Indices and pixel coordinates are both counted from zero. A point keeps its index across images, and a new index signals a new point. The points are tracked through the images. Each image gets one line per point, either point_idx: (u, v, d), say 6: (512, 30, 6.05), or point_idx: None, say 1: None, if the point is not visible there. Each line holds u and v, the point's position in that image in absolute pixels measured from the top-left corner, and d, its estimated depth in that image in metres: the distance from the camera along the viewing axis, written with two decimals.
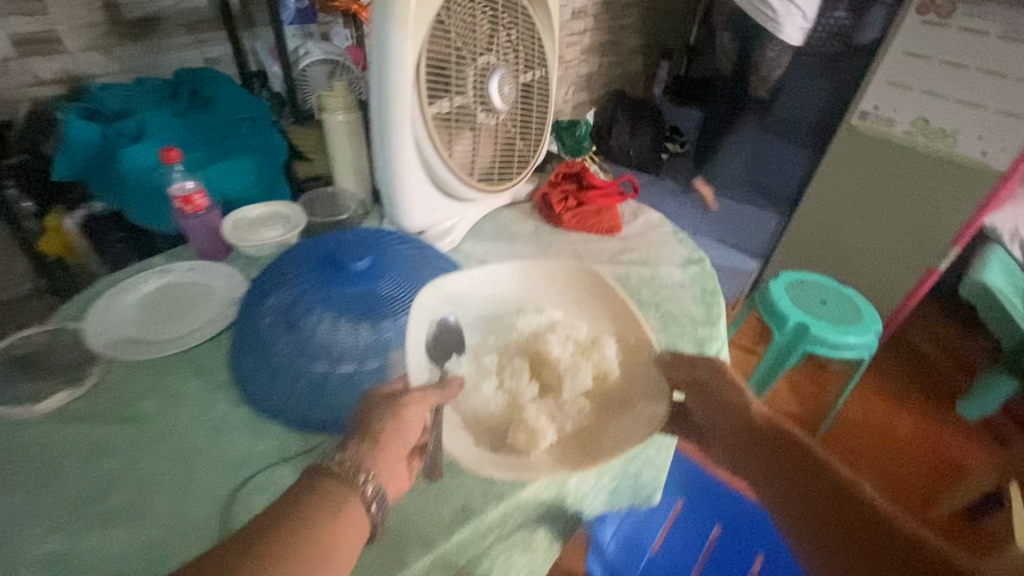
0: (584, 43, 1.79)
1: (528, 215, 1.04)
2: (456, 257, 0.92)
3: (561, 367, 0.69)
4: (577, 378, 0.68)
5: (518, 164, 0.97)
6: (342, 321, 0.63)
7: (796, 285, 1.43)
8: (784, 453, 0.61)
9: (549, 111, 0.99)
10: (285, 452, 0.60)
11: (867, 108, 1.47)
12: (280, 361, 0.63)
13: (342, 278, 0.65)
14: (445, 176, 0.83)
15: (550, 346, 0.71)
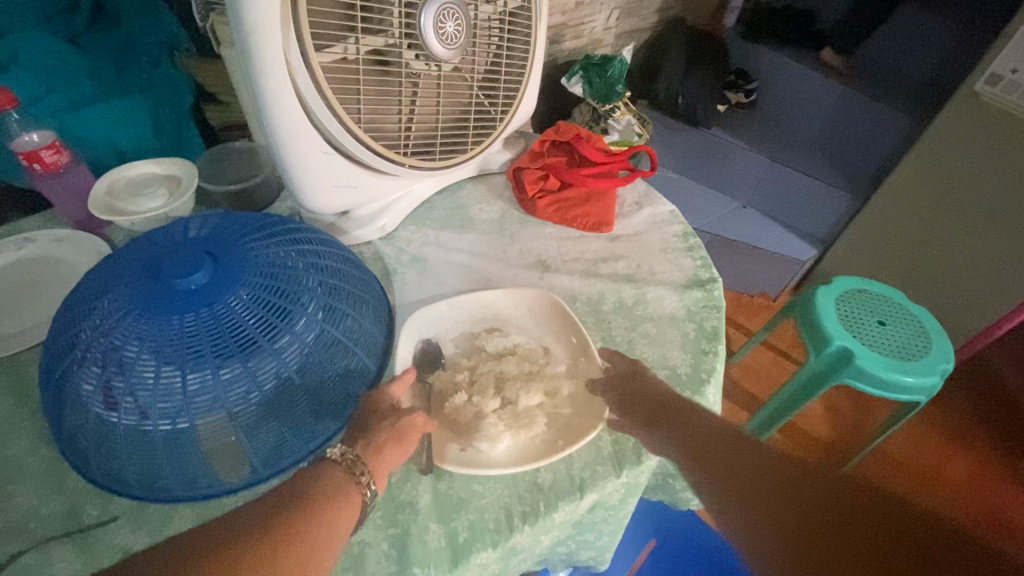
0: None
1: (496, 194, 0.81)
2: (387, 248, 0.73)
3: (461, 441, 0.51)
4: (478, 460, 0.50)
5: (477, 129, 0.74)
6: (151, 360, 0.46)
7: (849, 296, 1.15)
8: (725, 444, 0.47)
9: (529, 61, 0.75)
10: (76, 521, 0.47)
11: (1002, 70, 1.08)
12: (79, 401, 0.48)
13: (164, 298, 0.48)
14: (359, 147, 0.62)
15: (454, 409, 0.53)
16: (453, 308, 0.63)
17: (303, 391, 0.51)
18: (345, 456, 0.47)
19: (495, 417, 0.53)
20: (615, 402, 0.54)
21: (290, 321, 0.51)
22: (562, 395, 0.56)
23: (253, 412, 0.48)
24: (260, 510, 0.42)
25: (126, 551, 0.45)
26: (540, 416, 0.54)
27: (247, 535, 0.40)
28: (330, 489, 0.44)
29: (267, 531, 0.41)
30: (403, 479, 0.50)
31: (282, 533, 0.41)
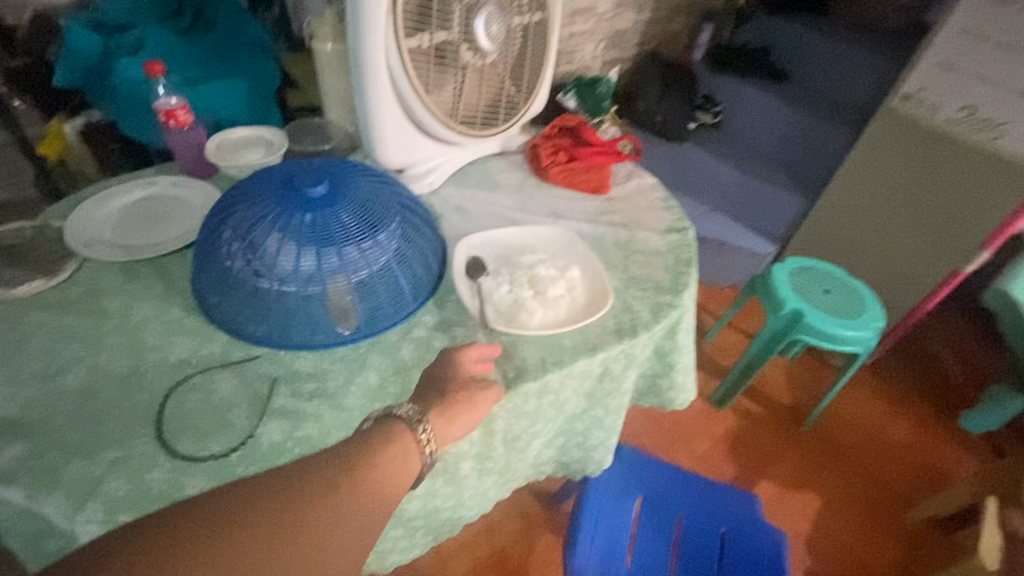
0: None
1: (517, 166, 1.02)
2: (433, 200, 0.92)
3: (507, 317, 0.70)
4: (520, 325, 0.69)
5: (506, 111, 0.95)
6: (290, 243, 0.64)
7: (802, 273, 1.38)
8: None
9: (545, 61, 0.97)
10: (226, 359, 0.63)
11: (911, 89, 1.36)
12: (230, 274, 0.65)
13: (297, 201, 0.65)
14: (422, 115, 0.83)
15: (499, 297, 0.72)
16: (492, 238, 0.83)
17: (393, 274, 0.69)
18: (413, 415, 0.55)
19: (531, 301, 0.72)
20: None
21: (386, 224, 0.69)
22: (578, 291, 0.75)
23: (362, 283, 0.66)
24: (335, 461, 0.50)
25: (269, 377, 0.62)
26: (564, 302, 0.73)
27: (329, 484, 0.48)
28: (397, 445, 0.52)
29: (344, 482, 0.48)
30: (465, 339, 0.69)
31: (353, 481, 0.48)
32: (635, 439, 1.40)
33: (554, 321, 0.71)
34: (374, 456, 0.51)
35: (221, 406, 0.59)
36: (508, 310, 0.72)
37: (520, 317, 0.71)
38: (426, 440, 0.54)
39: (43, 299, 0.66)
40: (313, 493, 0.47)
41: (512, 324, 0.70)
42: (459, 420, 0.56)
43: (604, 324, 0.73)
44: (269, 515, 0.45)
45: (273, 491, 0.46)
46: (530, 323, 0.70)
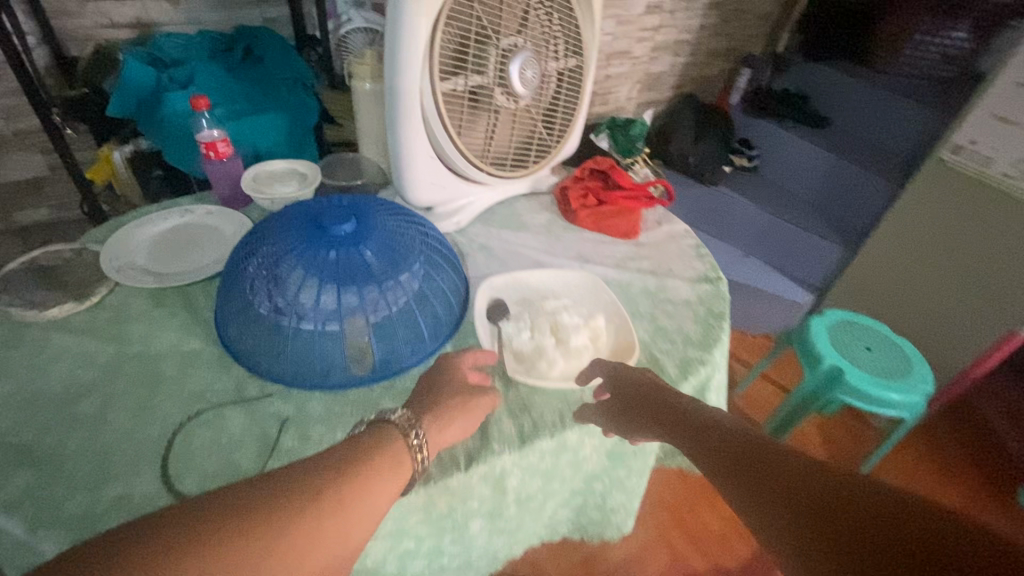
0: (657, 39, 1.71)
1: (545, 206, 1.01)
2: (459, 238, 0.91)
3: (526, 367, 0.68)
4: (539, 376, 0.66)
5: (537, 152, 0.95)
6: (311, 281, 0.63)
7: (841, 327, 1.31)
8: None
9: (579, 105, 0.97)
10: (239, 395, 0.62)
11: (962, 141, 1.30)
12: (253, 306, 0.65)
13: (323, 238, 0.65)
14: (453, 155, 0.83)
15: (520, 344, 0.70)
16: (515, 279, 0.81)
17: (412, 316, 0.68)
18: (406, 420, 0.53)
19: (551, 350, 0.70)
20: (613, 400, 0.63)
21: (409, 264, 0.68)
22: (600, 341, 0.72)
23: (381, 325, 0.65)
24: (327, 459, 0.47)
25: (280, 416, 0.61)
26: (585, 352, 0.70)
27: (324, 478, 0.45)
28: (388, 448, 0.50)
29: (340, 477, 0.45)
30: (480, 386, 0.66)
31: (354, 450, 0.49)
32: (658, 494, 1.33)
33: (573, 373, 0.68)
34: (369, 458, 0.48)
35: (228, 445, 0.57)
36: (527, 358, 0.69)
37: (539, 365, 0.68)
38: (421, 452, 0.52)
39: (72, 323, 0.68)
40: (309, 486, 0.44)
41: (530, 373, 0.67)
42: (454, 423, 0.56)
43: None
44: (266, 508, 0.41)
45: (268, 484, 0.43)
46: (548, 373, 0.67)
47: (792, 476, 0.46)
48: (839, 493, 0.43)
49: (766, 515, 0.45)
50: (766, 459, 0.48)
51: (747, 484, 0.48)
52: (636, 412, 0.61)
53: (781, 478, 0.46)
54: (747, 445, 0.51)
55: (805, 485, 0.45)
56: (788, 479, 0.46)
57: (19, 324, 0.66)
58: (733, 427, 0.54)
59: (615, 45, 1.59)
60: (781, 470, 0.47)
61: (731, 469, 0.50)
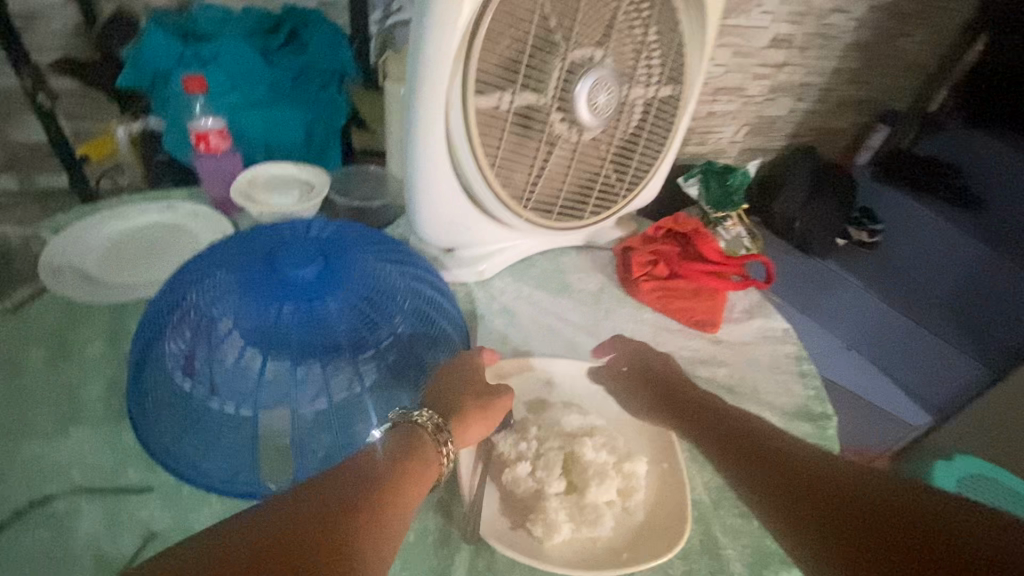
0: (777, 79, 1.45)
1: (600, 267, 0.79)
2: (479, 293, 0.71)
3: (512, 519, 0.46)
4: (528, 540, 0.44)
5: (600, 201, 0.73)
6: (239, 339, 0.46)
7: (973, 483, 0.95)
8: None
9: (665, 147, 0.75)
10: (113, 479, 0.45)
11: None
12: (162, 358, 0.48)
13: (271, 283, 0.48)
14: (483, 191, 0.64)
15: (514, 477, 0.48)
16: (534, 369, 0.59)
17: (365, 409, 0.49)
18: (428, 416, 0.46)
19: (557, 505, 0.46)
20: (642, 384, 0.57)
21: (377, 336, 0.50)
22: (632, 500, 0.48)
23: (317, 418, 0.47)
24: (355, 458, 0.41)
25: (147, 527, 0.42)
26: (607, 516, 0.46)
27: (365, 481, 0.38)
28: (417, 442, 0.44)
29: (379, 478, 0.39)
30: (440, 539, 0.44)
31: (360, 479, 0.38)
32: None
33: (585, 547, 0.45)
34: (403, 455, 0.42)
35: (59, 560, 0.40)
36: (520, 507, 0.47)
37: (534, 526, 0.45)
38: (451, 449, 0.45)
39: None
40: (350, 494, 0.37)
41: (520, 537, 0.45)
42: (475, 424, 0.48)
43: (663, 573, 0.46)
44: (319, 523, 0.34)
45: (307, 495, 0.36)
46: (547, 543, 0.44)
47: (814, 477, 0.41)
48: (839, 479, 0.41)
49: (781, 505, 0.41)
50: (778, 451, 0.45)
51: (758, 482, 0.43)
52: (644, 391, 0.56)
53: (786, 468, 0.43)
54: (759, 438, 0.47)
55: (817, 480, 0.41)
56: (803, 475, 0.42)
57: None
58: (748, 422, 0.49)
59: (726, 78, 1.37)
60: (796, 464, 0.43)
61: (743, 466, 0.45)
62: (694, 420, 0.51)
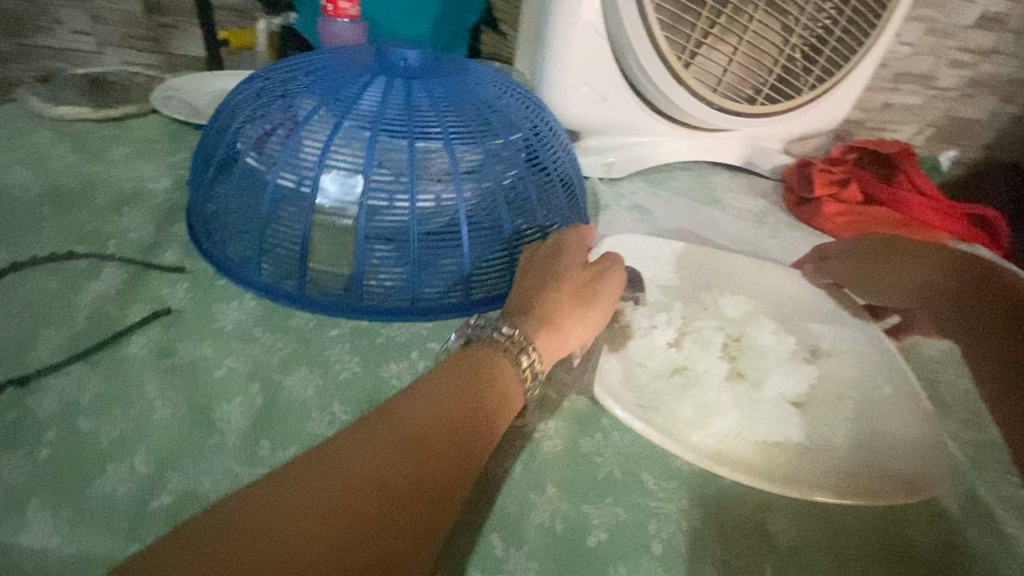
0: (980, 69, 1.00)
1: (759, 193, 0.62)
2: (604, 190, 0.57)
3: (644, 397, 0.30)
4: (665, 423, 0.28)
5: (774, 92, 0.56)
6: (311, 105, 0.36)
7: None
8: None
9: (872, 37, 0.57)
10: (146, 256, 0.36)
11: None
12: (219, 133, 0.38)
13: (366, 64, 0.39)
14: (632, 39, 0.49)
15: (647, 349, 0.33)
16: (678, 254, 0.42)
17: (456, 224, 0.35)
18: (515, 337, 0.28)
19: (717, 385, 0.31)
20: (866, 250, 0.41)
21: (484, 139, 0.36)
22: (838, 412, 0.30)
23: (393, 215, 0.34)
24: (386, 428, 0.23)
25: (162, 303, 0.33)
26: (796, 417, 0.30)
27: (413, 495, 0.22)
28: (482, 371, 0.27)
29: (430, 475, 0.22)
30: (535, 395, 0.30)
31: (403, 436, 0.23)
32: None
33: (761, 454, 0.28)
34: (460, 421, 0.24)
35: (54, 312, 0.31)
36: (650, 388, 0.30)
37: (680, 405, 0.30)
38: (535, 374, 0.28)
39: (71, 128, 0.51)
40: (392, 525, 0.21)
41: (652, 413, 0.29)
42: (582, 325, 0.30)
43: (904, 536, 0.26)
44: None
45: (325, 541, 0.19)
46: (696, 428, 0.29)
47: None
48: None
49: None
50: None
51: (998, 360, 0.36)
52: (885, 274, 0.40)
53: None
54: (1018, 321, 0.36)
55: None
56: None
57: (23, 113, 0.52)
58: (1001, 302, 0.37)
59: (913, 61, 0.96)
60: None
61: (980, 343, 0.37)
62: (957, 313, 0.38)
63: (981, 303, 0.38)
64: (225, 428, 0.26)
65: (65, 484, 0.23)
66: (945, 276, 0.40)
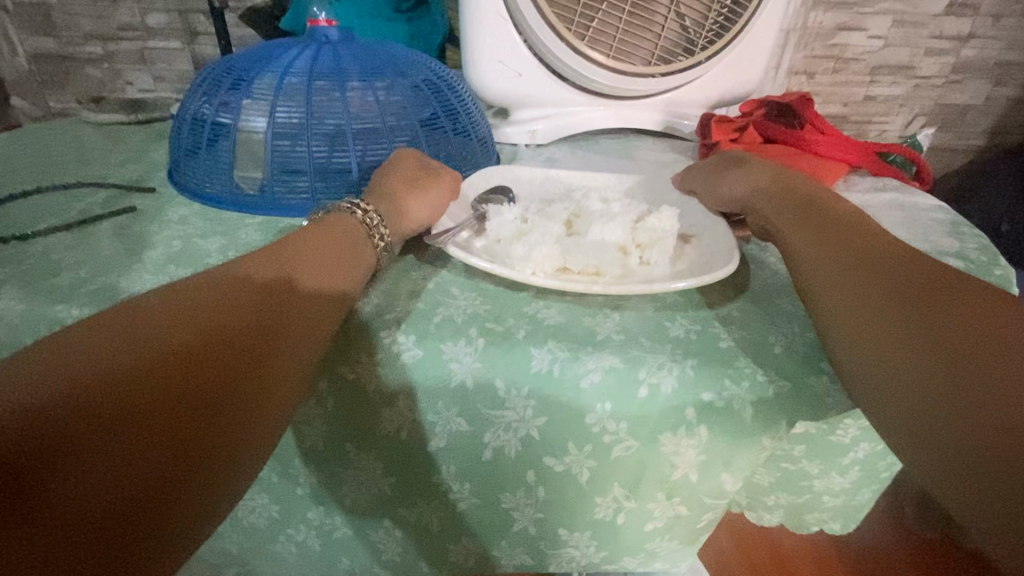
0: (961, 56, 0.99)
1: (677, 149, 0.68)
2: (527, 152, 0.66)
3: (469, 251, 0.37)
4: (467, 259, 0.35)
5: (666, 56, 0.65)
6: (247, 68, 0.46)
7: None
8: None
9: (756, 6, 0.65)
10: (132, 184, 0.49)
11: None
12: (186, 94, 0.49)
13: (300, 40, 0.49)
14: (528, 15, 0.59)
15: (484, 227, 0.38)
16: (550, 176, 0.46)
17: (346, 152, 0.45)
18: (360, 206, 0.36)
19: (548, 233, 0.35)
20: (721, 169, 0.43)
21: (375, 93, 0.46)
22: (652, 252, 0.35)
23: (302, 145, 0.44)
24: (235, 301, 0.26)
25: (131, 205, 0.44)
26: (616, 252, 0.34)
27: (264, 348, 0.26)
28: (332, 233, 0.33)
29: (278, 332, 0.27)
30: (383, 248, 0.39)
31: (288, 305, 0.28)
32: (752, 557, 0.76)
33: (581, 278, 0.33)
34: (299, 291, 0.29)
35: (58, 209, 0.43)
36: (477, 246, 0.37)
37: (513, 248, 0.35)
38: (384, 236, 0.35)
39: (110, 126, 0.68)
40: (251, 367, 0.25)
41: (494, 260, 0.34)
42: (422, 198, 0.38)
43: (661, 323, 0.32)
44: (217, 425, 0.23)
45: (188, 379, 0.23)
46: (524, 262, 0.33)
47: (895, 273, 0.29)
48: (909, 272, 0.28)
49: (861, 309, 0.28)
50: (884, 247, 0.31)
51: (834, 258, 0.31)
52: (732, 185, 0.41)
53: (881, 259, 0.30)
54: (852, 227, 0.33)
55: (898, 276, 0.28)
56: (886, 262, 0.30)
57: (80, 118, 0.69)
58: (837, 212, 0.35)
59: (883, 53, 0.97)
60: (897, 272, 0.29)
61: (818, 242, 0.33)
62: (792, 219, 0.36)
63: (817, 210, 0.36)
64: (144, 261, 0.36)
65: (29, 281, 0.34)
66: (784, 190, 0.39)
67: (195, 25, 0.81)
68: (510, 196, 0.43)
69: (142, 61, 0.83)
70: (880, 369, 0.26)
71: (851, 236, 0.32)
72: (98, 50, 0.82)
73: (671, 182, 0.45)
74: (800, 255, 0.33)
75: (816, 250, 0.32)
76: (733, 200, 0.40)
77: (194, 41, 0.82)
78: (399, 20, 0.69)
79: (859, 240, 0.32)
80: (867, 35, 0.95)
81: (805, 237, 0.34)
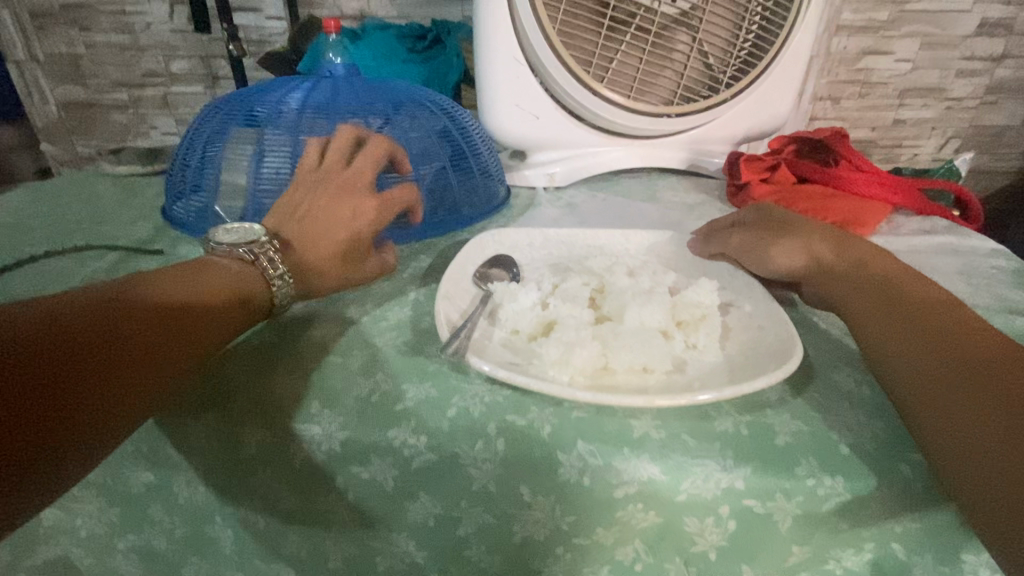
0: (994, 77, 0.94)
1: (702, 189, 0.65)
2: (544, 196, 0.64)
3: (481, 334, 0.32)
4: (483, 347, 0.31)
5: (689, 94, 0.62)
6: (253, 109, 0.46)
7: None
8: None
9: (784, 41, 0.62)
10: (140, 245, 0.47)
11: None
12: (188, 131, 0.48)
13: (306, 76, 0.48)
14: (544, 59, 0.57)
15: (498, 308, 0.34)
16: (559, 239, 0.42)
17: None
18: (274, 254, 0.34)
19: (578, 324, 0.31)
20: (755, 224, 0.39)
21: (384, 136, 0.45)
22: (698, 333, 0.32)
23: None
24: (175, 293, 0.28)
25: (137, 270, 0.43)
26: (661, 340, 0.31)
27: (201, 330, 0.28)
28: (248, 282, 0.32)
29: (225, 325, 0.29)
30: (387, 301, 0.37)
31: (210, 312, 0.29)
32: None
33: (627, 380, 0.29)
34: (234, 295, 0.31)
35: (63, 276, 0.42)
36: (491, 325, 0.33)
37: (544, 347, 0.30)
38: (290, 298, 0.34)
39: (125, 178, 0.67)
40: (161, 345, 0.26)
41: (521, 363, 0.30)
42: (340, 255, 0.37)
43: (703, 414, 0.28)
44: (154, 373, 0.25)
45: (93, 321, 0.24)
46: (561, 366, 0.29)
47: (964, 354, 0.26)
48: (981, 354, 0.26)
49: (934, 402, 0.26)
50: (950, 321, 0.28)
51: (897, 330, 0.29)
52: (772, 246, 0.37)
53: (950, 337, 0.27)
54: (912, 295, 0.31)
55: (964, 357, 0.26)
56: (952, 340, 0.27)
57: (98, 169, 0.69)
58: (898, 277, 0.32)
59: (912, 77, 0.93)
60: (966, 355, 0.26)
61: (878, 312, 0.31)
62: (847, 287, 0.33)
63: (869, 273, 0.33)
64: None
65: None
66: (828, 251, 0.36)
67: (216, 70, 0.81)
68: (516, 272, 0.38)
69: (166, 106, 0.84)
70: (969, 469, 0.23)
71: (908, 306, 0.30)
72: (124, 96, 0.82)
73: (691, 247, 0.40)
74: (861, 333, 0.31)
75: (880, 326, 0.30)
76: (789, 268, 0.36)
77: (214, 86, 0.82)
78: (415, 62, 0.68)
79: (924, 314, 0.29)
80: (895, 59, 0.91)
81: (861, 307, 0.32)
